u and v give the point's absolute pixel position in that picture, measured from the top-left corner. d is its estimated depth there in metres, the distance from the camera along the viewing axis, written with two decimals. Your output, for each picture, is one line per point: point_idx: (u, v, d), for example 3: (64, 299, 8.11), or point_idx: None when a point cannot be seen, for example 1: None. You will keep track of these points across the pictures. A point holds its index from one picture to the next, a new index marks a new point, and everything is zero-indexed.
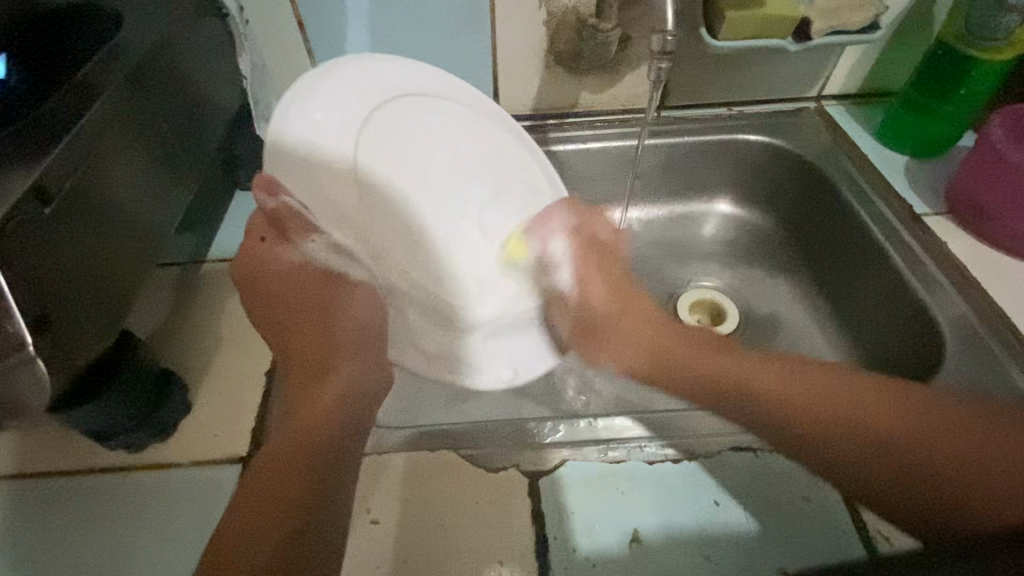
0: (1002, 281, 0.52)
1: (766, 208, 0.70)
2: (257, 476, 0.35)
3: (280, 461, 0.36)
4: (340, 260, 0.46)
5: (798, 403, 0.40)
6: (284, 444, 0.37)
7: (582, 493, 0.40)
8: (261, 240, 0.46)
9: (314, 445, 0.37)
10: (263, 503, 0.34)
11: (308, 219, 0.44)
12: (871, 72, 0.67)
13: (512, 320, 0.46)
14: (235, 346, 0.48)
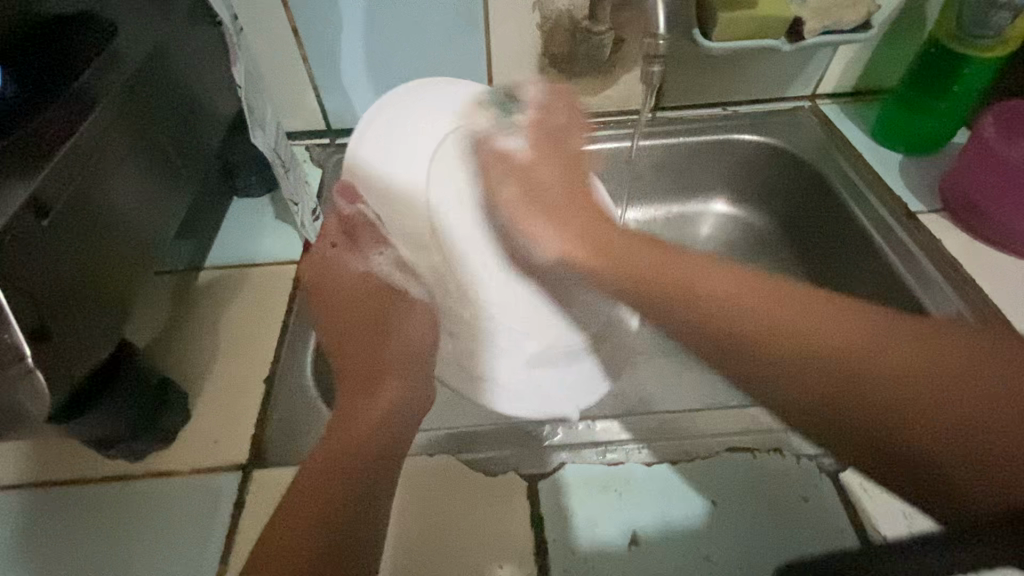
0: (997, 278, 0.52)
1: (763, 207, 0.70)
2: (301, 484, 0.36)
3: (326, 469, 0.37)
4: (403, 277, 0.46)
5: (795, 346, 0.34)
6: (330, 450, 0.38)
7: (582, 495, 0.40)
8: (332, 248, 0.48)
9: (358, 453, 0.38)
10: (308, 506, 0.34)
11: (379, 231, 0.45)
12: (864, 71, 0.67)
13: (538, 334, 0.44)
14: (233, 352, 0.48)
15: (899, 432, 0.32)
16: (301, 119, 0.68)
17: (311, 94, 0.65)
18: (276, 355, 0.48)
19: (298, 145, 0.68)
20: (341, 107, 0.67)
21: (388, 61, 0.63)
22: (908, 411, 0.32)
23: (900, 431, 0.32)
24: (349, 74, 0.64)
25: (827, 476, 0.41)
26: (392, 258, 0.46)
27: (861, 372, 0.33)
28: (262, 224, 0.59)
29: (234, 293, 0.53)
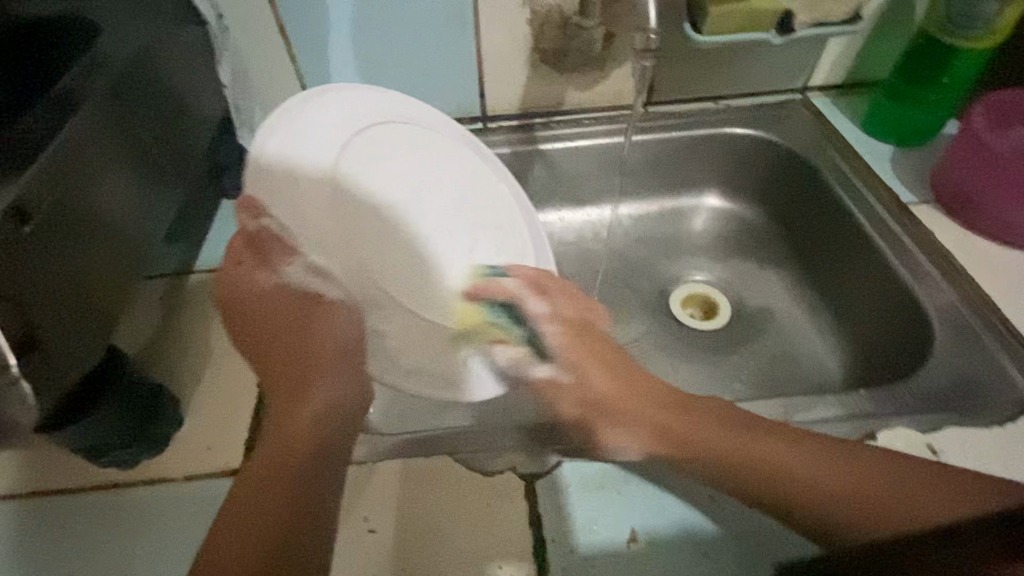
0: (988, 268, 0.53)
1: (755, 202, 0.70)
2: (245, 503, 0.35)
3: (269, 484, 0.36)
4: (320, 284, 0.44)
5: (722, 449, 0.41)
6: (270, 457, 0.38)
7: (579, 494, 0.40)
8: (238, 264, 0.44)
9: (293, 474, 0.37)
10: (254, 526, 0.34)
11: (288, 242, 0.43)
12: (855, 63, 0.67)
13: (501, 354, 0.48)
14: (226, 356, 0.48)
15: (844, 507, 0.38)
16: None
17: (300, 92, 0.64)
18: None
19: None
20: None
21: (377, 58, 0.63)
22: (843, 492, 0.38)
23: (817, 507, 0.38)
24: (338, 72, 0.63)
25: None
26: (305, 267, 0.44)
27: (813, 462, 0.39)
28: None
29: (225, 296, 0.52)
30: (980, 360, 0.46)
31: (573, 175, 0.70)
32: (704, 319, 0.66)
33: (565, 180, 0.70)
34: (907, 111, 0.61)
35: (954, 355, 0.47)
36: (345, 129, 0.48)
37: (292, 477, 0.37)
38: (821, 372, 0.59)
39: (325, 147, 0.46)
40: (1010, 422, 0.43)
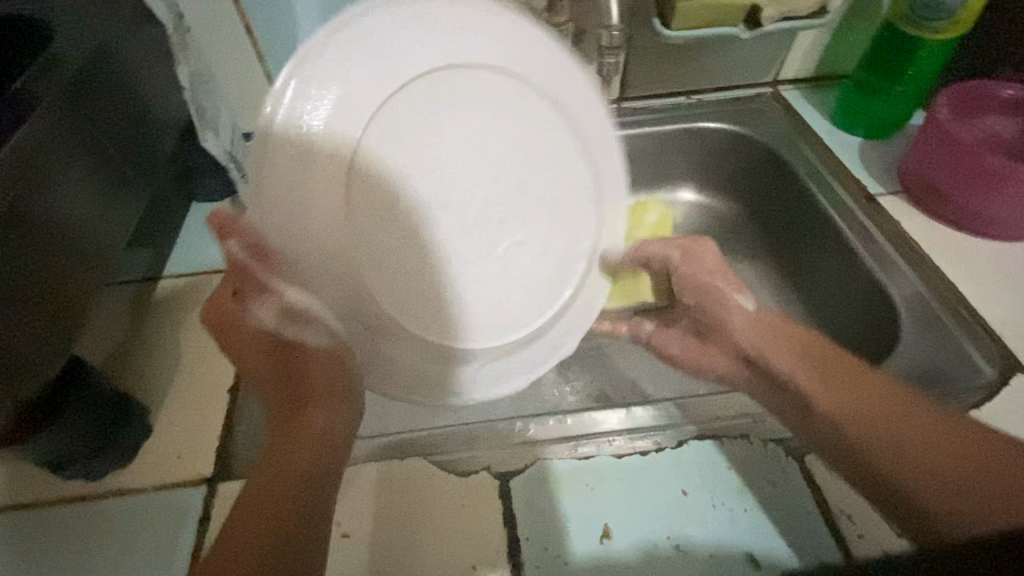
0: (953, 255, 0.54)
1: (730, 194, 0.71)
2: (239, 521, 0.33)
3: (259, 502, 0.34)
4: (295, 328, 0.39)
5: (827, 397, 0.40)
6: (263, 473, 0.36)
7: (552, 492, 0.40)
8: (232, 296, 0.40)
9: (289, 492, 0.35)
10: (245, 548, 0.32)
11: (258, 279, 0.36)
12: (824, 57, 0.68)
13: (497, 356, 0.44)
14: (197, 363, 0.47)
15: (884, 463, 0.36)
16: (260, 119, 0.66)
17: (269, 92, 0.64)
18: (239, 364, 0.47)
19: None
20: None
21: None
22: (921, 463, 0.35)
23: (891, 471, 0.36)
24: None
25: (792, 458, 0.41)
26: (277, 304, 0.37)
27: (870, 418, 0.37)
28: None
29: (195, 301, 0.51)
30: (946, 347, 0.47)
31: None
32: None
33: None
34: (875, 103, 0.62)
35: (922, 342, 0.47)
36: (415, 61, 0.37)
37: (285, 493, 0.35)
38: None
39: (365, 95, 0.35)
40: (975, 408, 0.43)
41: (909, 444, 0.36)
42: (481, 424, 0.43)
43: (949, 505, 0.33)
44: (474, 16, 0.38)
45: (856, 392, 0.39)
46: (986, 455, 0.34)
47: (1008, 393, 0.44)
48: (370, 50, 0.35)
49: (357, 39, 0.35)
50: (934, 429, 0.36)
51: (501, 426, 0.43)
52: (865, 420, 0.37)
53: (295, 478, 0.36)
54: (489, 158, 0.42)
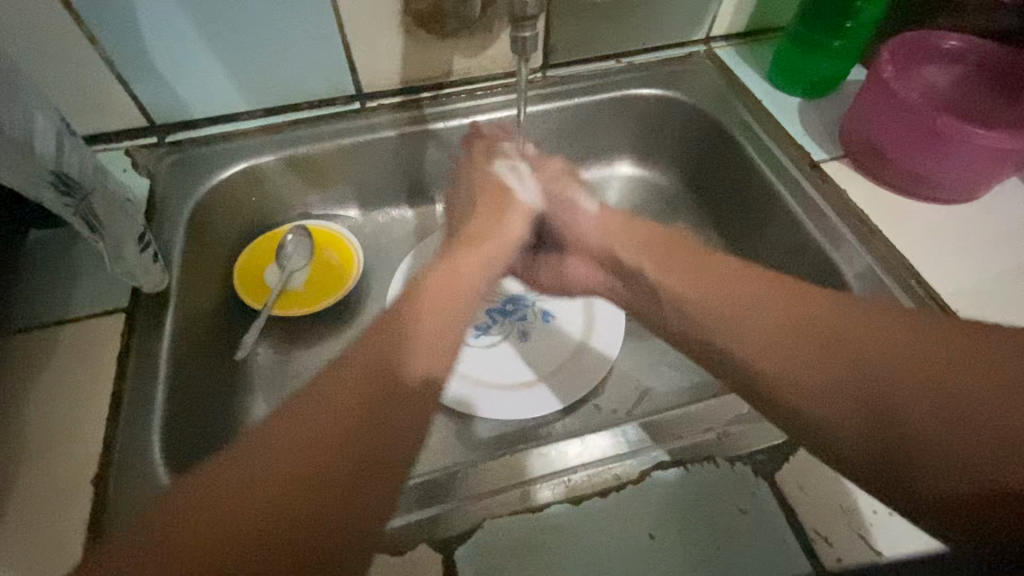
0: (898, 222, 0.51)
1: (667, 166, 0.66)
2: (299, 405, 0.32)
3: (337, 405, 0.32)
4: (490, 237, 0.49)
5: (725, 316, 0.39)
6: (345, 394, 0.32)
7: (504, 557, 0.35)
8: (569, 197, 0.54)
9: (350, 457, 0.30)
10: (265, 461, 0.29)
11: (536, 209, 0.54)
12: (758, 10, 0.62)
13: (480, 408, 0.51)
14: (52, 450, 0.38)
15: (883, 436, 0.32)
16: (113, 118, 0.54)
17: (117, 83, 0.52)
18: (108, 444, 0.38)
19: (115, 150, 0.56)
20: (164, 95, 0.54)
21: (209, 31, 0.50)
22: (816, 390, 0.34)
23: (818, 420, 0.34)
24: (162, 55, 0.51)
25: (763, 479, 0.38)
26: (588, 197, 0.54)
27: (867, 392, 0.33)
28: (76, 264, 0.47)
29: (47, 365, 0.42)
30: None
31: None
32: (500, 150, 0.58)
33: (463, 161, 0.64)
34: (812, 59, 0.58)
35: None
36: None
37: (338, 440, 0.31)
38: None
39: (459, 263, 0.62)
40: None
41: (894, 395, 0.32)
42: (442, 473, 0.38)
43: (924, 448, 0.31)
44: None
45: (802, 317, 0.36)
46: (960, 375, 0.31)
47: None
48: None
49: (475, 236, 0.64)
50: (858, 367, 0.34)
51: (445, 478, 0.38)
52: (867, 397, 0.33)
53: (363, 443, 0.31)
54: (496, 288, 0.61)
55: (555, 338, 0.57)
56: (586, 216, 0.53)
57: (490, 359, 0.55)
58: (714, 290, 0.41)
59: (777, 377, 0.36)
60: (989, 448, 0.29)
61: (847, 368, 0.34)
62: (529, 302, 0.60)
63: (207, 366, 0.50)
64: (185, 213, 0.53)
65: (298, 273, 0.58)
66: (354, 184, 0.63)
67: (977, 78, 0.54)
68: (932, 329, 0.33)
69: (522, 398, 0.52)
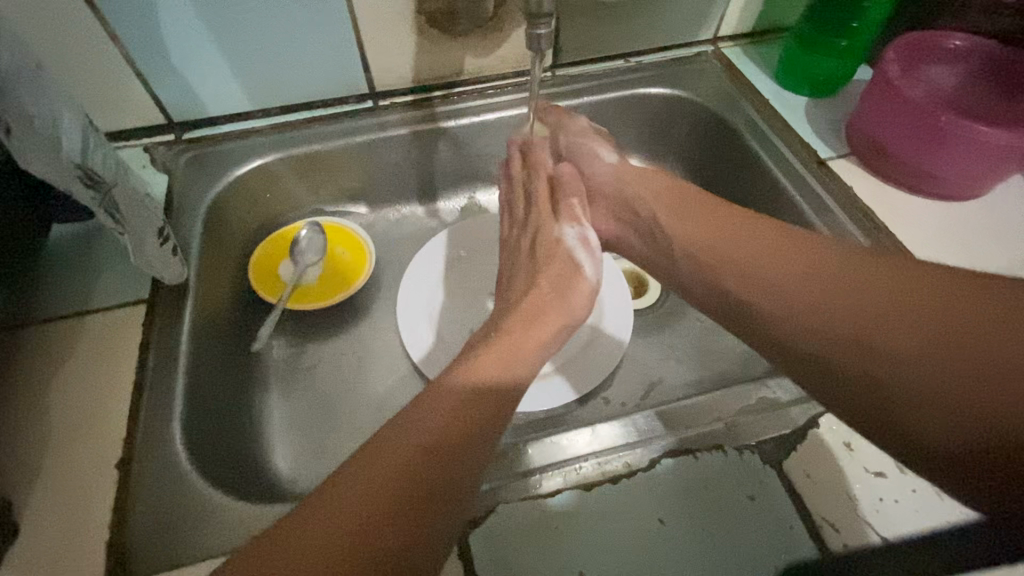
0: (904, 218, 0.52)
1: (675, 164, 0.67)
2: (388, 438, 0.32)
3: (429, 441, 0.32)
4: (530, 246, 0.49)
5: (754, 266, 0.41)
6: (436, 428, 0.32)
7: (516, 541, 0.36)
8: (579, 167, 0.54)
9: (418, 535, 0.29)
10: (364, 499, 0.29)
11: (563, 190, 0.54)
12: (765, 10, 0.63)
13: None
14: (77, 436, 0.39)
15: (881, 376, 0.33)
16: (131, 115, 0.55)
17: (136, 81, 0.53)
18: (131, 431, 0.39)
19: (134, 146, 0.57)
20: (182, 93, 0.55)
21: (227, 31, 0.51)
22: (825, 333, 0.35)
23: (823, 359, 0.35)
24: (182, 54, 0.52)
25: (770, 466, 0.38)
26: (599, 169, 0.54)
27: (876, 337, 0.33)
28: (98, 258, 0.48)
29: (70, 355, 0.43)
30: None
31: (480, 151, 0.64)
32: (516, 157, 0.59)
33: (473, 159, 0.65)
34: (817, 58, 0.58)
35: None
36: None
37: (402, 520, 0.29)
38: None
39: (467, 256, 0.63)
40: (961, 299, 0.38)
41: (899, 340, 0.33)
42: None
43: (918, 391, 0.31)
44: None
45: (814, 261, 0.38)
46: (976, 333, 0.30)
47: None
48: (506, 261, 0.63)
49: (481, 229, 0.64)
50: (870, 313, 0.34)
51: None
52: (873, 340, 0.33)
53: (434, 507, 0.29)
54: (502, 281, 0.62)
55: None
56: (604, 167, 0.54)
57: None
58: (739, 248, 0.42)
59: (788, 322, 0.38)
60: (972, 383, 0.30)
61: (845, 310, 0.35)
62: None
63: (225, 359, 0.52)
64: (202, 209, 0.54)
65: (311, 267, 0.59)
66: (366, 181, 0.64)
67: (980, 77, 0.55)
68: (947, 279, 0.33)
69: (527, 392, 0.52)
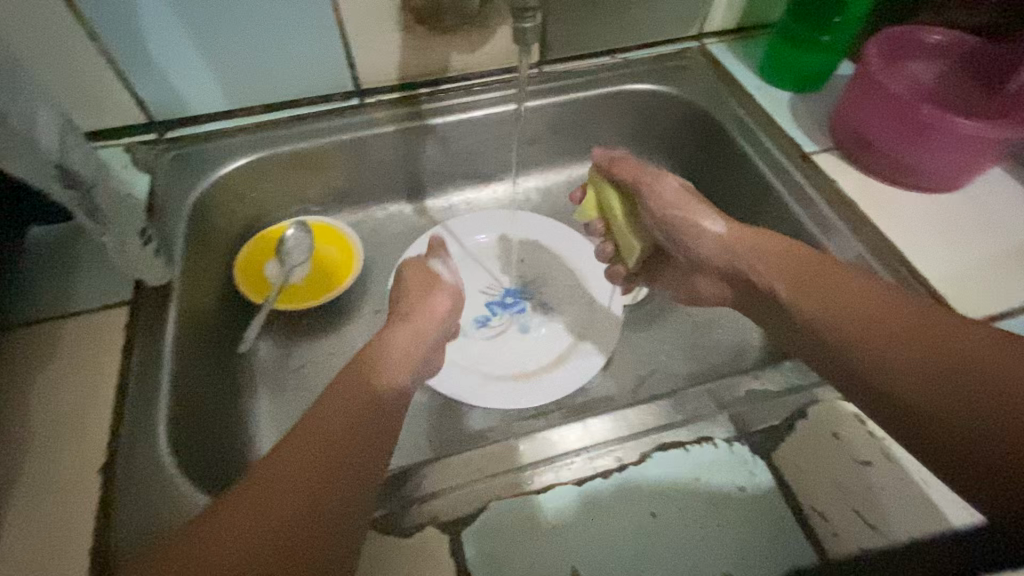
0: (887, 211, 0.52)
1: (661, 161, 0.68)
2: (286, 446, 0.34)
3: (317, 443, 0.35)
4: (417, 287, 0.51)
5: (860, 322, 0.38)
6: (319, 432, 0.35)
7: (509, 538, 0.36)
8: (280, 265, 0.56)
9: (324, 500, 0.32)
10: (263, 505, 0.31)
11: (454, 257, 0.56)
12: (749, 7, 0.63)
13: (483, 400, 0.52)
14: (59, 441, 0.39)
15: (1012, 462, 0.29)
16: (111, 115, 0.54)
17: (115, 79, 0.52)
18: (113, 436, 0.39)
19: (115, 146, 0.56)
20: (164, 91, 0.54)
21: (209, 27, 0.51)
22: (945, 406, 0.32)
23: (945, 436, 0.32)
24: (162, 50, 0.51)
25: (759, 457, 0.39)
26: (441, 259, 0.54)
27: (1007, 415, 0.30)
28: (80, 260, 0.47)
29: (52, 358, 0.42)
30: None
31: (468, 149, 0.64)
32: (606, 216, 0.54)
33: (461, 156, 0.64)
34: (801, 53, 0.59)
35: None
36: (557, 250, 0.63)
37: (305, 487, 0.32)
38: (743, 336, 0.58)
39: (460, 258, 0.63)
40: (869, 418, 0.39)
41: None
42: (447, 457, 0.38)
43: None
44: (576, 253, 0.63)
45: (924, 338, 0.35)
46: None
47: None
48: (497, 261, 0.63)
49: (472, 227, 0.64)
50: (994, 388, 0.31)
51: (451, 462, 0.38)
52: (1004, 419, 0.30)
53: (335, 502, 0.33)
54: (495, 281, 0.62)
55: (553, 329, 0.58)
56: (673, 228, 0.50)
57: (490, 353, 0.56)
58: (843, 297, 0.39)
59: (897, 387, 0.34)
60: None
61: (972, 390, 0.32)
62: (527, 294, 0.61)
63: (211, 362, 0.51)
64: (185, 209, 0.53)
65: (298, 267, 0.59)
66: (354, 180, 0.63)
67: (960, 71, 0.56)
68: None
69: (521, 389, 0.53)
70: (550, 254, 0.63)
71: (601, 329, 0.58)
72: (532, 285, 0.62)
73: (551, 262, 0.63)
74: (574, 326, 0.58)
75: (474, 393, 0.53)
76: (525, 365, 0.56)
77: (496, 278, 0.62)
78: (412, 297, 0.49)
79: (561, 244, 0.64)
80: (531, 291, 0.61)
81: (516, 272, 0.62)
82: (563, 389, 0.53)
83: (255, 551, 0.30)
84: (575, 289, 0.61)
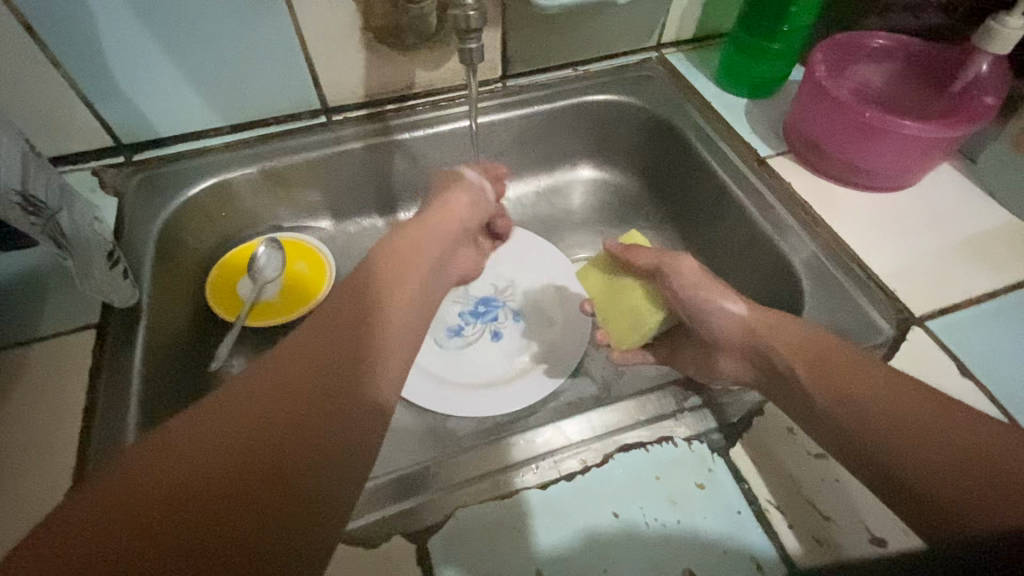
0: (839, 210, 0.54)
1: (627, 169, 0.70)
2: (287, 356, 0.31)
3: (312, 361, 0.31)
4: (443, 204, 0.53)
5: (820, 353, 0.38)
6: (320, 350, 0.32)
7: (477, 542, 0.37)
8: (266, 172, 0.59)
9: (280, 464, 0.27)
10: (243, 412, 0.28)
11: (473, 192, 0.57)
12: (703, 17, 0.66)
13: (458, 409, 0.53)
14: (31, 462, 0.39)
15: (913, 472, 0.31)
16: (77, 138, 0.55)
17: (80, 103, 0.52)
18: (80, 455, 0.39)
19: (83, 170, 0.56)
20: (130, 115, 0.55)
21: (171, 50, 0.51)
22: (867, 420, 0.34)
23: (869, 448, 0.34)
24: (126, 75, 0.52)
25: (717, 454, 0.41)
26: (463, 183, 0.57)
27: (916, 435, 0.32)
28: (48, 284, 0.47)
29: (23, 381, 0.42)
30: (847, 305, 0.47)
31: (436, 163, 0.65)
32: (637, 298, 0.50)
33: (430, 169, 0.65)
34: (754, 62, 0.61)
35: (825, 304, 0.47)
36: (529, 258, 0.65)
37: (259, 442, 0.27)
38: None
39: None
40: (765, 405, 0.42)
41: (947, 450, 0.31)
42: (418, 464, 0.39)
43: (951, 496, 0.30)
44: (547, 259, 0.64)
45: (953, 446, 0.31)
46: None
47: (905, 347, 0.44)
48: None
49: None
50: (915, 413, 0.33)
51: (421, 469, 0.39)
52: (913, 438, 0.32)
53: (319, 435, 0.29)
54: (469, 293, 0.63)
55: (525, 336, 0.59)
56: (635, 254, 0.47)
57: (464, 363, 0.57)
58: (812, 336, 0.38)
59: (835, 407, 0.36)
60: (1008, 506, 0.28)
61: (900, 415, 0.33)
62: (499, 302, 0.62)
63: (184, 383, 0.52)
64: (153, 230, 0.53)
65: (270, 283, 0.59)
66: (326, 194, 0.64)
67: (905, 73, 0.58)
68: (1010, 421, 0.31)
69: (496, 396, 0.54)
70: (521, 262, 0.64)
71: (572, 333, 0.59)
72: (505, 293, 0.63)
73: (522, 269, 0.64)
74: (546, 330, 0.59)
75: (449, 402, 0.53)
76: (499, 372, 0.56)
77: (469, 288, 0.63)
78: (444, 211, 0.50)
79: (534, 252, 0.65)
80: (504, 299, 0.62)
81: (489, 280, 0.63)
82: (536, 392, 0.54)
83: (208, 460, 0.26)
84: (544, 294, 0.62)
